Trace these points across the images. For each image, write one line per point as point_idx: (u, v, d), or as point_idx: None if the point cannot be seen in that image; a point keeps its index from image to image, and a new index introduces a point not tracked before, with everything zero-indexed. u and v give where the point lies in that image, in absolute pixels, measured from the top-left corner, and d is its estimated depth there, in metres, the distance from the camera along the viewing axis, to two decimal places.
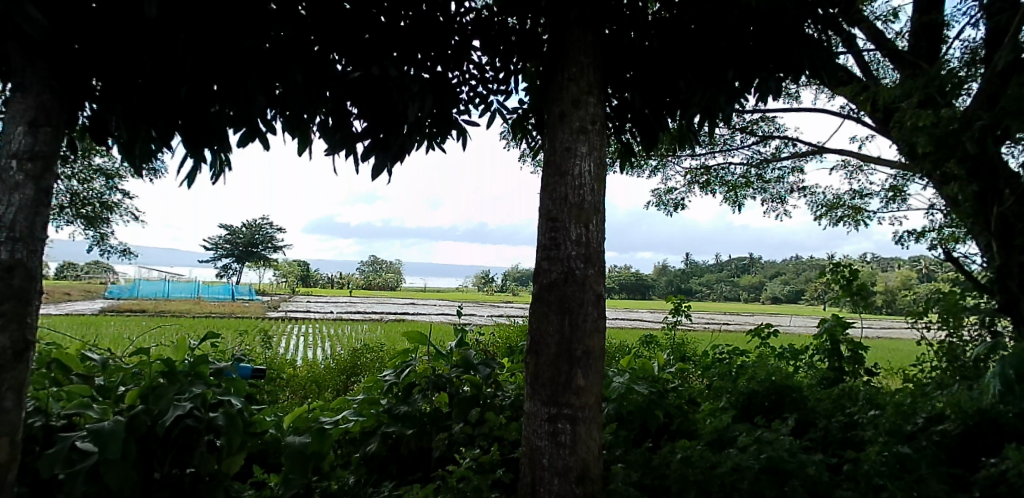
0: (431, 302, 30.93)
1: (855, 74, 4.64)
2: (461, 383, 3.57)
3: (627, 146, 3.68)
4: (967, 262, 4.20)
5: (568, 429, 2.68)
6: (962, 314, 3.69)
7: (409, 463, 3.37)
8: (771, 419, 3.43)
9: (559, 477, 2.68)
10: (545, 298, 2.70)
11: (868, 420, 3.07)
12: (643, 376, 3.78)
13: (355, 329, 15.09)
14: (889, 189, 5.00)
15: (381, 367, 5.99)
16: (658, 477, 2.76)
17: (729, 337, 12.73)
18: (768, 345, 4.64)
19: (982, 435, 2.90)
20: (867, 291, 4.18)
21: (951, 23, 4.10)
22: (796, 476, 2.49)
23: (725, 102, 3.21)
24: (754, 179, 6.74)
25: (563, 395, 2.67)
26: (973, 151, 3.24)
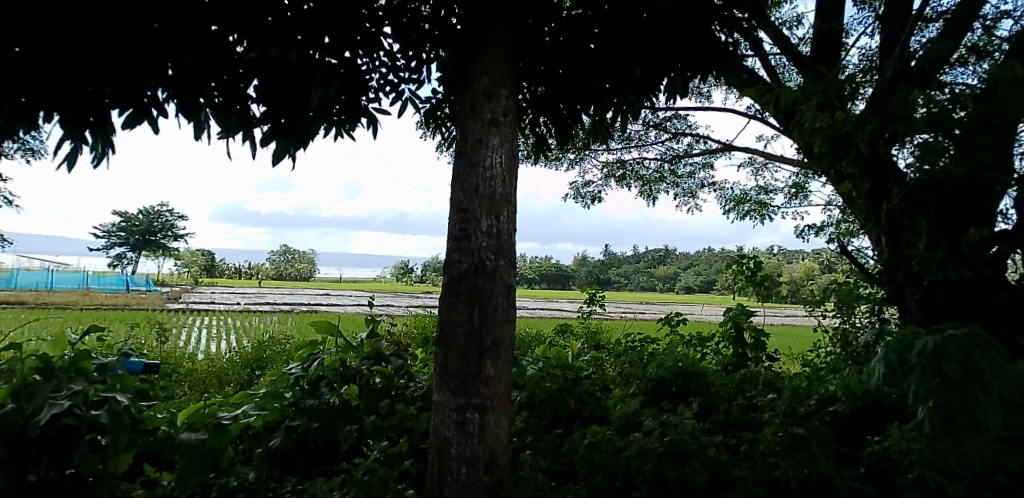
0: (344, 292, 29.95)
1: (760, 76, 4.88)
2: (371, 374, 3.41)
3: (542, 136, 3.70)
4: (861, 256, 4.57)
5: (476, 418, 2.64)
6: (855, 303, 3.99)
7: (314, 458, 3.15)
8: (677, 404, 3.54)
9: (467, 466, 2.63)
10: (454, 290, 2.63)
11: (766, 402, 3.24)
12: (556, 364, 3.79)
13: (265, 321, 14.32)
14: (792, 186, 5.35)
15: (291, 360, 5.69)
16: (567, 462, 2.81)
17: (643, 326, 13.27)
18: (677, 332, 4.83)
19: (868, 414, 3.15)
20: (769, 281, 4.46)
21: (849, 32, 4.40)
22: (696, 457, 2.55)
23: (633, 101, 3.21)
24: (667, 174, 7.00)
25: (472, 385, 2.63)
26: (865, 151, 3.46)
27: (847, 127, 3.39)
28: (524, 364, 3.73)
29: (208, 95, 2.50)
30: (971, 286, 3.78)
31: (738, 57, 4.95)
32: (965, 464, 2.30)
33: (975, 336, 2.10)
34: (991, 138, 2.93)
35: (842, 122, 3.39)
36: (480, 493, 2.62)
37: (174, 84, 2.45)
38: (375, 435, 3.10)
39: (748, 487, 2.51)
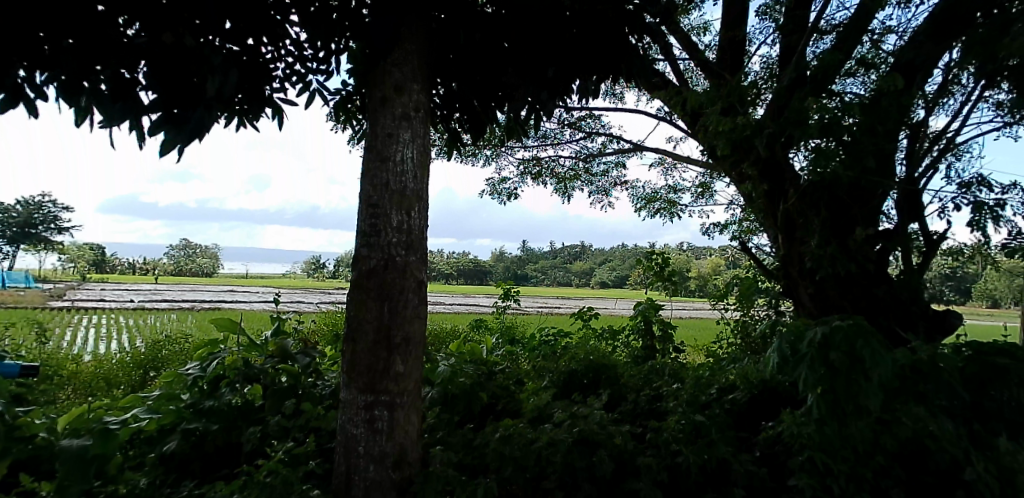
0: (248, 288, 28.31)
1: (670, 79, 5.11)
2: (276, 373, 3.23)
3: (455, 134, 3.44)
4: (761, 253, 4.90)
5: (385, 415, 2.55)
6: (754, 297, 4.33)
7: (214, 461, 2.92)
8: (588, 395, 3.60)
9: (375, 464, 2.55)
10: (362, 286, 2.49)
11: (670, 392, 3.36)
12: (470, 359, 3.74)
13: (160, 319, 13.28)
14: (698, 186, 5.65)
15: (189, 360, 5.30)
16: (479, 456, 2.71)
17: (558, 321, 13.56)
18: (590, 326, 4.96)
19: (763, 401, 3.36)
20: (676, 277, 4.72)
21: (750, 41, 4.70)
22: (603, 445, 2.60)
23: (546, 98, 3.17)
24: (581, 173, 7.17)
25: (381, 382, 2.52)
26: (763, 154, 3.80)
27: (747, 130, 3.58)
28: (437, 360, 3.65)
29: (92, 79, 2.21)
30: (858, 279, 4.16)
31: (650, 61, 5.15)
32: (848, 446, 2.39)
33: (856, 326, 2.32)
34: (874, 144, 3.30)
35: (743, 126, 3.57)
36: (388, 492, 2.55)
37: (50, 66, 2.18)
38: (279, 436, 2.92)
39: (652, 474, 2.54)
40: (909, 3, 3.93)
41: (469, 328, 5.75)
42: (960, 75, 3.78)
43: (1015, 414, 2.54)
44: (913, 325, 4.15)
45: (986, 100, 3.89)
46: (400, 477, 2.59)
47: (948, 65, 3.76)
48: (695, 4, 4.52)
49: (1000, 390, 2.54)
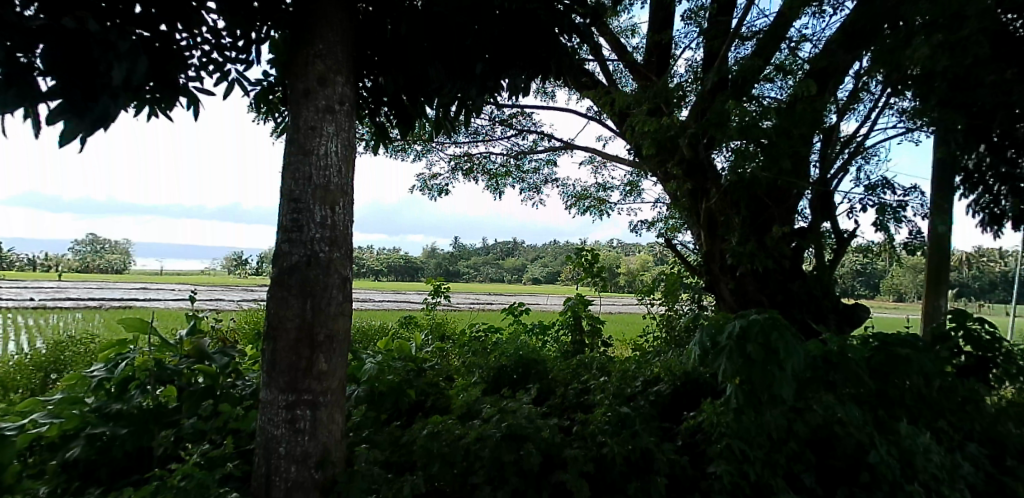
0: (160, 285, 26.51)
1: (599, 79, 5.21)
2: (192, 374, 3.06)
3: (382, 128, 3.15)
4: (686, 250, 5.14)
5: (307, 415, 2.44)
6: (678, 292, 4.53)
7: (123, 466, 2.69)
8: (517, 390, 3.58)
9: (297, 464, 2.44)
10: (283, 283, 2.37)
11: (597, 385, 3.39)
12: (398, 357, 3.63)
13: (58, 318, 12.23)
14: (627, 184, 5.82)
15: (93, 362, 4.91)
16: (406, 454, 2.64)
17: (490, 317, 13.54)
18: (520, 322, 4.97)
19: (687, 392, 3.50)
20: (604, 273, 4.86)
21: (676, 45, 4.88)
22: (531, 440, 2.52)
23: (476, 95, 2.91)
24: (513, 169, 7.20)
25: (303, 381, 2.41)
26: (687, 154, 4.00)
27: (671, 130, 3.71)
28: (362, 358, 3.51)
29: None
30: (775, 276, 4.55)
31: (580, 60, 5.22)
32: (763, 433, 2.52)
33: (774, 321, 2.45)
34: (789, 147, 3.51)
35: (667, 126, 3.69)
36: (311, 492, 2.46)
37: None
38: (195, 439, 2.79)
39: (578, 465, 2.51)
40: (823, 13, 4.20)
41: (397, 325, 5.62)
42: (869, 84, 4.09)
43: (912, 400, 2.78)
44: (823, 318, 4.51)
45: (890, 108, 4.26)
46: (324, 478, 2.47)
47: (858, 73, 4.08)
48: (623, 6, 4.64)
49: (901, 377, 2.74)
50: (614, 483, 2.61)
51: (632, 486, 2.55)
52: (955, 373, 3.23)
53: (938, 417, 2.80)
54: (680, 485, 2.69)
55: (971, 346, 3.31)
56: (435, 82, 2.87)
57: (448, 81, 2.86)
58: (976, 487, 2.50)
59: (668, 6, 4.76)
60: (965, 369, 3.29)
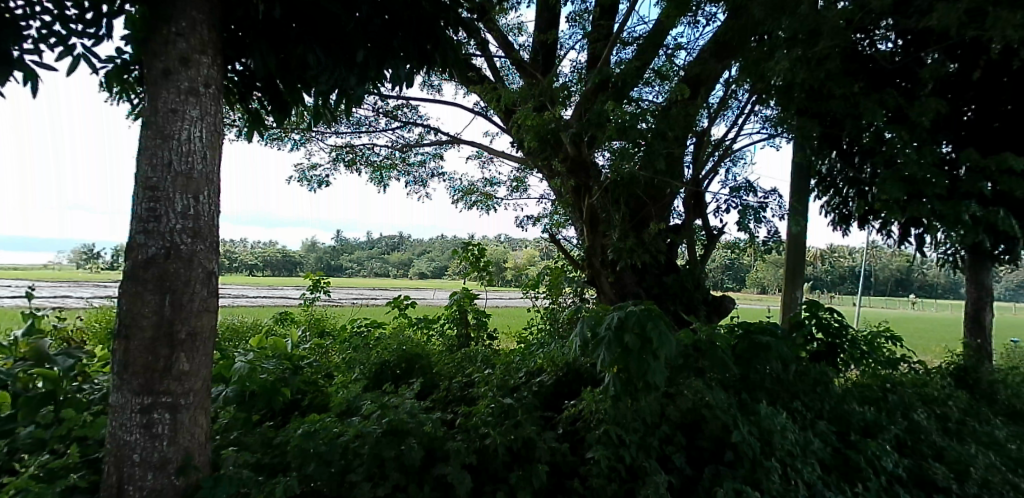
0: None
1: (486, 76, 5.25)
2: (30, 379, 2.64)
3: (257, 115, 2.74)
4: (568, 244, 5.33)
5: (166, 419, 2.18)
6: (560, 285, 4.64)
7: None
8: (399, 385, 3.43)
9: (154, 471, 2.17)
10: (138, 277, 2.11)
11: (481, 377, 3.21)
12: (273, 353, 3.26)
13: None
14: (513, 180, 5.93)
15: None
16: (278, 455, 2.40)
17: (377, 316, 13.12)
18: (405, 316, 4.83)
19: (568, 382, 3.28)
20: (491, 268, 4.94)
21: (560, 46, 5.03)
22: (413, 435, 2.39)
23: (356, 84, 2.66)
24: (398, 162, 7.08)
25: (161, 383, 2.15)
26: (571, 151, 4.19)
27: (551, 124, 3.82)
28: (231, 358, 3.15)
29: None
30: (652, 269, 4.85)
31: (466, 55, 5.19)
32: (640, 418, 2.66)
33: (649, 312, 2.52)
34: (665, 147, 3.72)
35: (548, 118, 3.81)
36: None
37: None
38: (34, 449, 2.41)
39: (459, 458, 2.40)
40: (697, 24, 4.49)
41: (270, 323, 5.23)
42: (737, 91, 4.47)
43: (771, 383, 3.06)
44: (695, 309, 4.80)
45: (755, 114, 4.72)
46: (185, 486, 2.21)
47: (728, 81, 4.46)
48: (511, 4, 4.72)
49: (763, 362, 3.02)
50: (497, 474, 2.52)
51: (513, 476, 2.46)
52: (809, 358, 3.67)
53: (794, 398, 3.11)
54: (560, 473, 2.61)
55: (822, 333, 3.75)
56: (313, 69, 2.55)
57: (326, 68, 2.55)
58: (824, 461, 2.76)
59: (553, 8, 4.90)
60: (818, 354, 3.72)
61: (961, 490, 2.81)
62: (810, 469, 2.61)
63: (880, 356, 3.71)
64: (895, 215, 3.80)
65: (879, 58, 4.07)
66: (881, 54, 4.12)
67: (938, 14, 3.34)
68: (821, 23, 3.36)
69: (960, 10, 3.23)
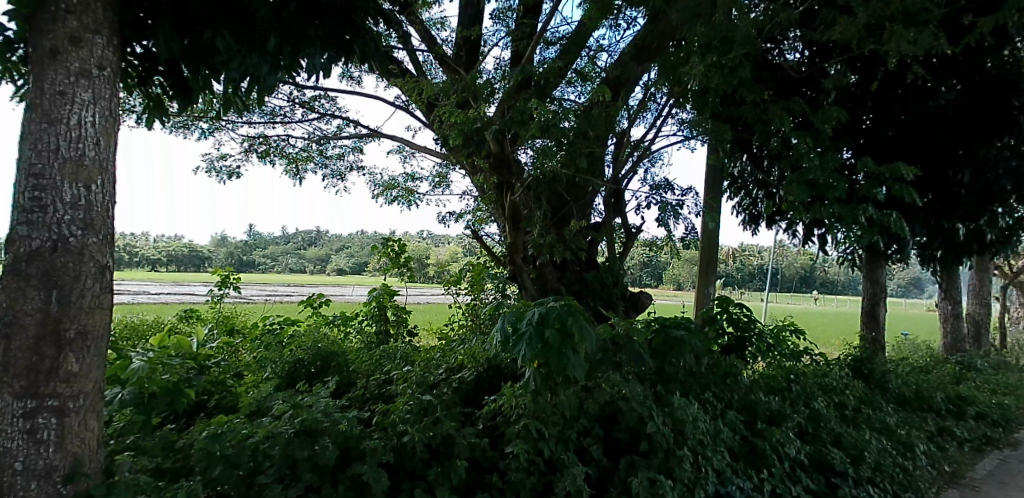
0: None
1: (407, 68, 5.11)
2: None
3: (159, 102, 2.53)
4: (490, 240, 5.36)
5: (53, 424, 1.92)
6: (483, 282, 4.62)
7: None
8: (313, 384, 3.23)
9: (38, 480, 1.89)
10: (17, 271, 1.85)
11: (400, 374, 3.01)
12: (177, 352, 2.96)
13: None
14: (435, 176, 5.85)
15: None
16: (181, 459, 2.25)
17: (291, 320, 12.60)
18: (320, 314, 4.63)
19: (488, 378, 3.19)
20: (411, 263, 4.78)
21: (483, 43, 5.05)
22: (327, 434, 2.22)
23: (268, 73, 2.46)
24: (315, 155, 6.32)
25: (46, 385, 1.89)
26: (494, 149, 4.13)
27: (476, 123, 3.77)
28: (129, 357, 2.86)
29: None
30: (572, 265, 5.03)
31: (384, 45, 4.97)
32: (558, 412, 2.58)
33: (569, 308, 2.44)
34: (585, 146, 3.84)
35: (474, 118, 3.75)
36: None
37: None
38: None
39: (376, 456, 2.21)
40: (618, 27, 4.59)
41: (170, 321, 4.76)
42: (655, 95, 4.59)
43: (684, 375, 3.16)
44: (613, 305, 4.97)
45: (671, 117, 4.87)
46: (72, 496, 1.94)
47: (647, 84, 4.55)
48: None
49: (677, 356, 3.12)
50: (415, 472, 2.36)
51: (432, 471, 2.32)
52: (719, 351, 3.77)
53: (705, 389, 3.24)
54: (479, 468, 2.49)
55: (731, 327, 3.92)
56: (221, 55, 2.34)
57: (234, 56, 2.33)
58: (733, 449, 2.89)
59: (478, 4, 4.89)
60: (728, 348, 3.86)
61: (855, 474, 3.01)
62: (720, 457, 2.69)
63: (784, 348, 3.93)
64: (802, 212, 4.18)
65: (787, 69, 4.54)
66: (789, 65, 4.60)
67: (841, 28, 3.57)
68: (734, 31, 3.53)
69: (859, 25, 3.50)
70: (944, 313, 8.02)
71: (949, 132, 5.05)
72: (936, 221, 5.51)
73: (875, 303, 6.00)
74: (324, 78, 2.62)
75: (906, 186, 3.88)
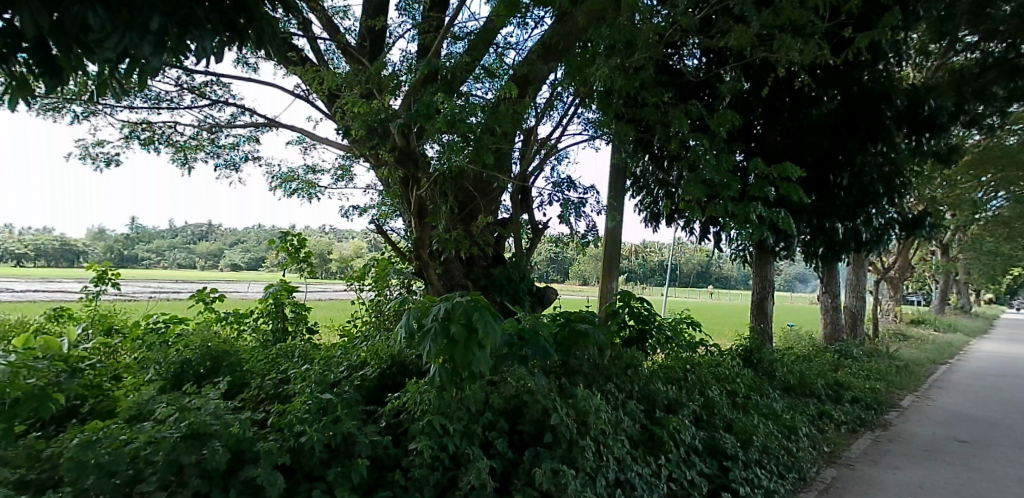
0: None
1: (308, 56, 4.93)
2: None
3: (22, 83, 2.08)
4: (395, 234, 5.34)
5: None
6: (386, 277, 4.80)
7: None
8: (202, 385, 3.01)
9: None
10: None
11: (298, 373, 2.91)
12: (42, 355, 2.69)
13: None
14: (337, 168, 5.69)
15: None
16: (48, 469, 2.04)
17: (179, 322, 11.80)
18: (212, 311, 4.24)
19: (392, 375, 3.14)
20: (311, 258, 4.65)
21: (387, 35, 4.98)
22: (218, 438, 2.10)
23: (151, 53, 2.10)
24: (205, 142, 5.76)
25: None
26: (398, 142, 4.00)
27: (380, 114, 3.70)
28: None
29: None
30: (478, 260, 5.13)
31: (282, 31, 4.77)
32: (463, 407, 2.58)
33: (475, 303, 2.40)
34: (492, 141, 3.88)
35: (377, 109, 3.69)
36: None
37: None
38: None
39: (272, 458, 2.10)
40: (525, 26, 4.66)
41: (32, 320, 4.13)
42: (561, 94, 4.68)
43: (588, 367, 3.26)
44: (519, 299, 5.12)
45: (576, 116, 5.00)
46: None
47: (553, 84, 4.60)
48: None
49: (581, 349, 3.24)
50: (312, 472, 2.23)
51: (331, 471, 2.21)
52: (621, 343, 3.92)
53: (608, 381, 3.34)
54: (381, 467, 2.40)
55: (634, 321, 4.02)
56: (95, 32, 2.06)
57: (111, 32, 1.98)
58: (633, 437, 3.01)
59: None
60: (629, 340, 3.98)
61: (744, 456, 3.23)
62: (620, 445, 2.79)
63: (681, 340, 4.12)
64: (698, 210, 4.45)
65: (684, 73, 4.75)
66: (687, 69, 4.81)
67: (735, 36, 3.81)
68: (637, 35, 3.68)
69: (751, 34, 3.76)
70: (825, 305, 8.74)
71: (831, 138, 5.56)
72: (818, 220, 5.90)
73: (762, 299, 6.49)
74: (214, 62, 2.40)
75: (793, 186, 4.20)
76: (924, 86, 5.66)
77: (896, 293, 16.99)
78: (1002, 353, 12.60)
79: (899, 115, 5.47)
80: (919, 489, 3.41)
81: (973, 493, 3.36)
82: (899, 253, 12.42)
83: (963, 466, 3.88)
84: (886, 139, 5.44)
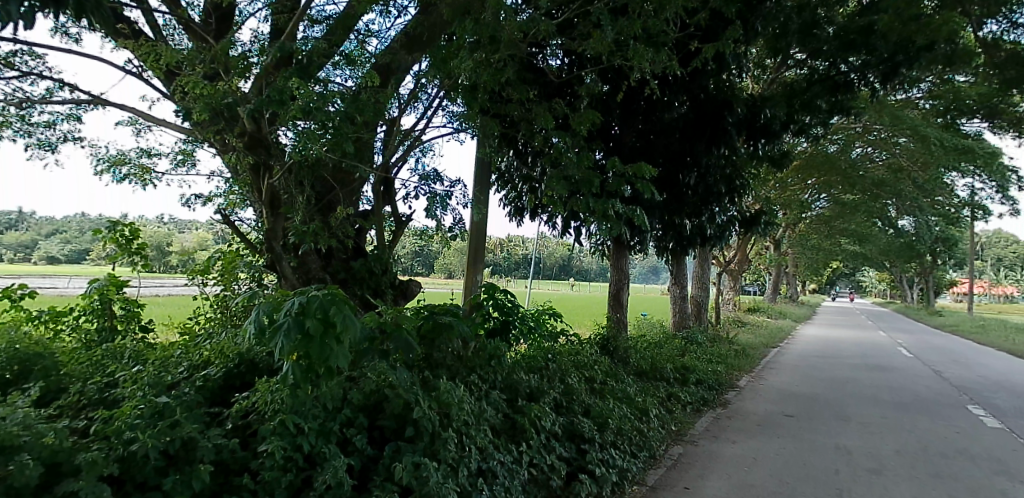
0: None
1: (142, 31, 4.47)
2: None
3: None
4: (243, 225, 5.05)
5: None
6: (233, 272, 4.61)
7: None
8: (7, 392, 2.65)
9: None
10: None
11: (128, 376, 2.67)
12: None
13: None
14: (177, 152, 5.21)
15: None
16: None
17: None
18: (20, 310, 3.70)
19: (239, 374, 2.95)
20: (146, 251, 4.25)
21: (236, 13, 4.66)
22: (29, 451, 1.87)
23: None
24: (12, 118, 5.04)
25: None
26: (248, 127, 3.78)
27: (227, 98, 3.48)
28: None
29: None
30: (339, 253, 4.99)
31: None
32: (319, 404, 2.49)
33: (332, 298, 2.35)
34: (352, 131, 3.78)
35: (222, 92, 3.46)
36: None
37: None
38: None
39: (97, 469, 1.91)
40: (389, 14, 4.56)
41: None
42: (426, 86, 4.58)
43: (451, 360, 3.31)
44: (381, 293, 5.07)
45: (441, 108, 4.97)
46: None
47: (417, 75, 4.50)
48: None
49: (445, 341, 3.28)
50: (146, 482, 2.06)
51: (168, 479, 2.04)
52: (485, 335, 4.01)
53: (471, 373, 3.39)
54: (226, 471, 2.26)
55: (498, 312, 4.10)
56: None
57: None
58: (495, 426, 3.08)
59: None
60: (493, 331, 4.03)
61: (600, 438, 3.44)
62: (482, 435, 2.84)
63: (543, 330, 4.30)
64: (559, 205, 4.64)
65: (549, 73, 4.92)
66: (551, 69, 4.96)
67: (595, 41, 4.03)
68: (503, 33, 3.76)
69: (609, 41, 3.99)
70: (674, 296, 9.46)
71: (681, 141, 6.13)
72: (669, 216, 6.52)
73: (620, 290, 7.01)
74: (22, 30, 2.10)
75: (646, 185, 4.52)
76: (762, 96, 6.32)
77: (734, 285, 18.75)
78: (822, 336, 14.42)
79: (739, 122, 6.09)
80: (752, 460, 3.82)
81: (797, 461, 3.80)
82: (740, 247, 13.79)
83: (790, 437, 4.39)
84: (728, 143, 6.02)
